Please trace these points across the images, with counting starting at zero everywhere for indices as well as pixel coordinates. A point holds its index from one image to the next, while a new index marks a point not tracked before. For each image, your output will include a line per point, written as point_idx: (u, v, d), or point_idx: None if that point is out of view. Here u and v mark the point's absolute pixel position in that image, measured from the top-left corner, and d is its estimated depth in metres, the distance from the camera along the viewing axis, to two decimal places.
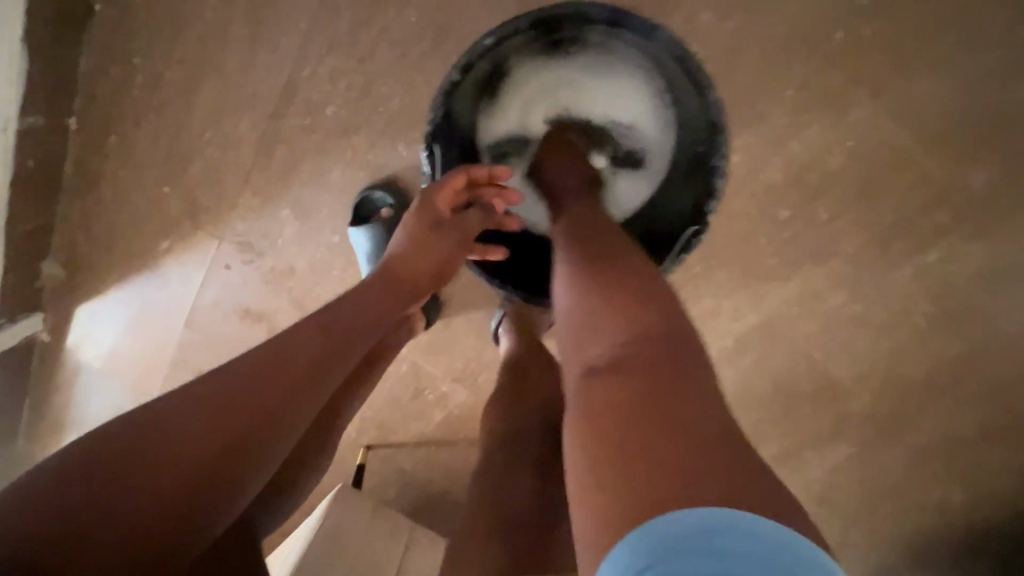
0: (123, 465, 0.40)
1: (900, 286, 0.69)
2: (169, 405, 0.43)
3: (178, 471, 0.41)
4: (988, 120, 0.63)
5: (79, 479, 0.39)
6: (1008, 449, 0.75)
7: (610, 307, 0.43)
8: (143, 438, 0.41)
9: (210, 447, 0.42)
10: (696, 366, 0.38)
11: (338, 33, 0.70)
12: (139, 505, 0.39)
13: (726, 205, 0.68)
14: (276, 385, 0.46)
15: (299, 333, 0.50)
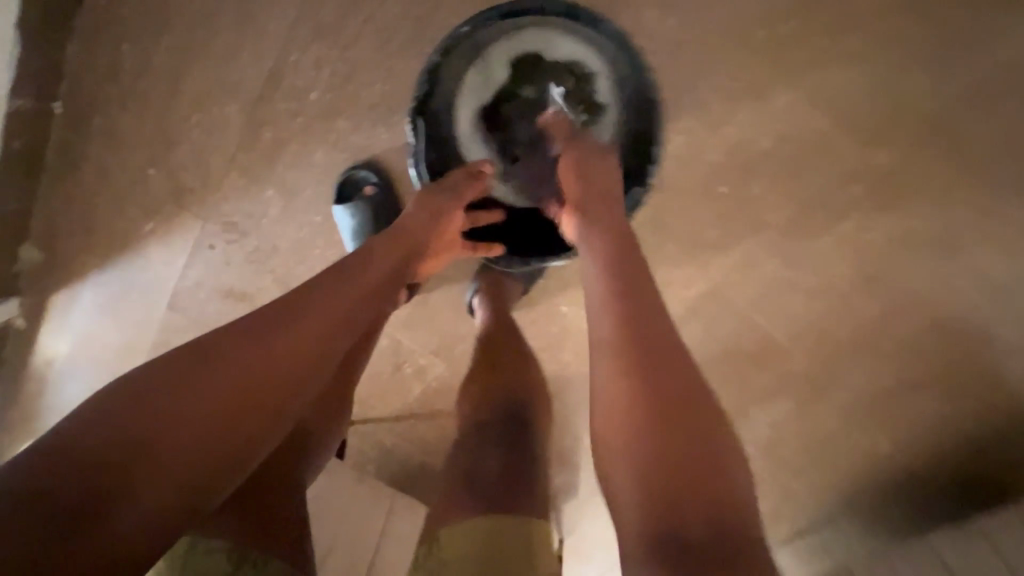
0: (142, 428, 0.39)
1: (826, 254, 0.79)
2: (182, 363, 0.43)
3: (196, 432, 0.41)
4: (890, 107, 0.73)
5: (96, 442, 0.38)
6: (920, 396, 0.87)
7: (652, 360, 0.46)
8: (169, 383, 0.41)
9: (228, 410, 0.43)
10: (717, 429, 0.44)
11: (321, 24, 0.75)
12: (162, 468, 0.39)
13: (674, 182, 0.77)
14: (292, 344, 0.46)
15: (312, 292, 0.50)
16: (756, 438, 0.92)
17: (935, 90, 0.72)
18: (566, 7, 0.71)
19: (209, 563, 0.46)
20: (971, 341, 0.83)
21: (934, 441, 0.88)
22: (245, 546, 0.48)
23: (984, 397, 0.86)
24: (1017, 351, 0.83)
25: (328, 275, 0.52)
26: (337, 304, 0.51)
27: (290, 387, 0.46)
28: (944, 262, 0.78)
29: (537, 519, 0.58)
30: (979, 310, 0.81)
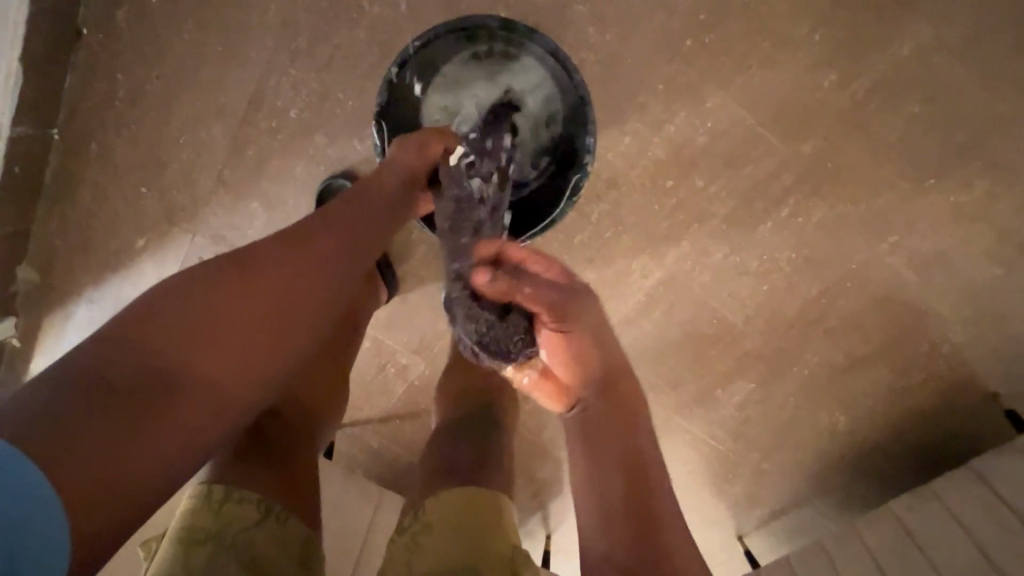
0: (166, 355, 0.42)
1: (767, 239, 0.87)
2: (194, 297, 0.45)
3: (218, 358, 0.44)
4: (814, 103, 0.81)
5: (125, 366, 0.41)
6: (868, 369, 0.93)
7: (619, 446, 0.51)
8: (184, 306, 0.45)
9: (245, 342, 0.46)
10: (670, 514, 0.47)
11: (297, 49, 0.82)
12: (189, 390, 0.43)
13: (625, 178, 0.85)
14: (296, 285, 0.50)
15: (312, 237, 0.54)
16: (721, 418, 0.98)
17: (853, 86, 0.80)
18: (503, 21, 0.78)
19: (239, 511, 0.50)
20: (909, 315, 0.90)
21: (881, 409, 0.95)
22: (271, 499, 0.52)
23: (926, 367, 0.92)
24: (952, 321, 0.89)
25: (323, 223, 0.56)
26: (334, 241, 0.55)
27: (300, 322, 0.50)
28: (874, 242, 0.86)
29: (504, 495, 0.58)
30: (912, 284, 0.88)
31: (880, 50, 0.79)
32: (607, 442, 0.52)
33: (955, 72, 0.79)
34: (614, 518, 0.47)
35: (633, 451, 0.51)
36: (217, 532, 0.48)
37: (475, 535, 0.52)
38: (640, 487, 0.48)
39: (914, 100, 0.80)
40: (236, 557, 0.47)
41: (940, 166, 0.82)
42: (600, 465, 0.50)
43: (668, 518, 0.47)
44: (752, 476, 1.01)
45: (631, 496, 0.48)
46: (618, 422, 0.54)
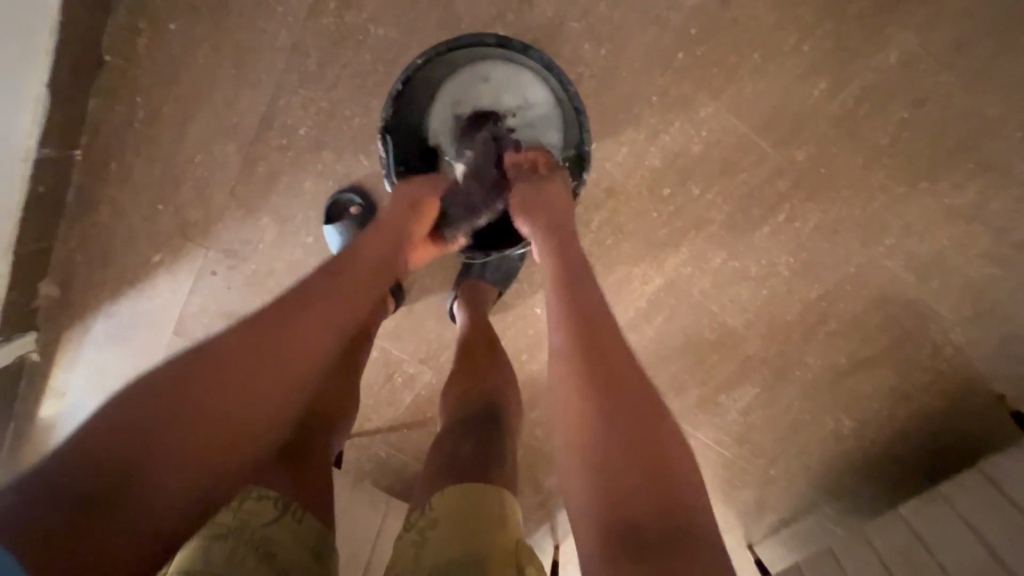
0: (148, 432, 0.45)
1: (766, 244, 0.88)
2: (181, 373, 0.48)
3: (193, 434, 0.47)
4: (806, 111, 0.83)
5: (111, 444, 0.44)
6: (870, 372, 0.94)
7: (605, 374, 0.49)
8: (163, 393, 0.47)
9: (220, 415, 0.48)
10: (665, 436, 0.47)
11: (307, 70, 0.86)
12: (165, 466, 0.46)
13: (623, 187, 0.88)
14: (275, 357, 0.52)
15: (297, 306, 0.55)
16: (726, 423, 0.99)
17: (843, 93, 0.83)
18: (500, 38, 0.80)
19: (258, 507, 0.51)
20: (909, 317, 0.90)
21: (885, 412, 0.95)
22: (287, 497, 0.54)
23: (929, 368, 0.93)
24: (953, 322, 0.90)
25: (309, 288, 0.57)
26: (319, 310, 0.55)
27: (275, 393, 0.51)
28: (871, 245, 0.87)
29: (506, 492, 0.59)
30: (911, 286, 0.89)
31: (869, 58, 0.81)
32: (595, 407, 0.48)
33: (944, 78, 0.81)
34: (606, 462, 0.46)
35: (625, 415, 0.47)
36: (236, 527, 0.49)
37: (481, 532, 0.53)
38: (632, 417, 0.47)
39: (903, 106, 0.82)
40: (257, 548, 0.48)
41: (932, 169, 0.84)
42: (590, 432, 0.47)
43: (666, 478, 0.45)
44: (759, 482, 1.01)
45: (622, 462, 0.46)
46: (597, 341, 0.51)
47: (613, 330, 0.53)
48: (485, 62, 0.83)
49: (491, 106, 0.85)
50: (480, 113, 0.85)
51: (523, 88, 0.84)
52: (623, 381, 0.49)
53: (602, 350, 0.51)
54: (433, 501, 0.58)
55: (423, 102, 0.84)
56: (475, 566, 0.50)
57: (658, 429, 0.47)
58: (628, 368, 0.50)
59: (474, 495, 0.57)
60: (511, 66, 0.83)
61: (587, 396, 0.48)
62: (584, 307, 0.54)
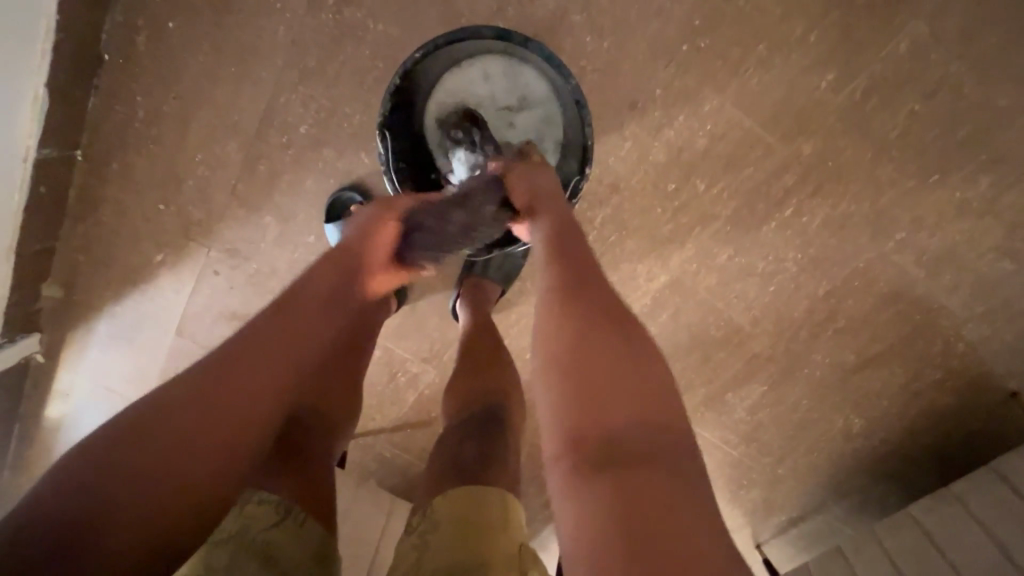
0: (104, 485, 0.41)
1: (773, 239, 0.87)
2: (139, 416, 0.44)
3: (153, 481, 0.42)
4: (814, 104, 0.82)
5: (70, 501, 0.40)
6: (880, 369, 0.92)
7: (594, 337, 0.47)
8: (137, 429, 0.43)
9: (181, 456, 0.43)
10: (657, 397, 0.45)
11: (307, 67, 0.85)
12: (139, 504, 0.41)
13: (626, 182, 0.86)
14: (241, 386, 0.47)
15: (264, 333, 0.50)
16: (733, 421, 0.98)
17: (851, 85, 0.81)
18: (499, 30, 0.79)
19: (259, 512, 0.51)
20: (920, 312, 0.89)
21: (895, 409, 0.94)
22: (289, 502, 0.53)
23: (941, 365, 0.91)
24: (965, 318, 0.88)
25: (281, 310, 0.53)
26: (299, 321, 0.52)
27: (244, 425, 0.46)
28: (880, 240, 0.86)
29: (510, 494, 0.58)
30: (923, 281, 0.87)
31: (878, 49, 0.80)
32: (576, 335, 0.48)
33: (954, 68, 0.79)
34: (595, 429, 0.42)
35: (607, 340, 0.47)
36: (235, 532, 0.49)
37: (484, 536, 0.52)
38: (624, 377, 0.45)
39: (913, 97, 0.80)
40: (256, 551, 0.47)
41: (943, 162, 0.82)
42: (569, 355, 0.47)
43: (649, 402, 0.44)
44: (767, 481, 1.00)
45: (605, 382, 0.44)
46: (585, 308, 0.50)
47: (601, 295, 0.52)
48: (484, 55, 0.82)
49: (490, 99, 0.84)
50: (478, 106, 0.84)
51: (522, 82, 0.83)
52: (612, 343, 0.47)
53: (591, 316, 0.49)
54: (435, 500, 0.57)
55: (423, 98, 0.83)
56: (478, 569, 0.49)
57: (643, 359, 0.47)
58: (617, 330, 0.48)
59: (478, 495, 0.56)
60: (511, 60, 0.83)
61: (568, 322, 0.49)
62: (572, 274, 0.54)
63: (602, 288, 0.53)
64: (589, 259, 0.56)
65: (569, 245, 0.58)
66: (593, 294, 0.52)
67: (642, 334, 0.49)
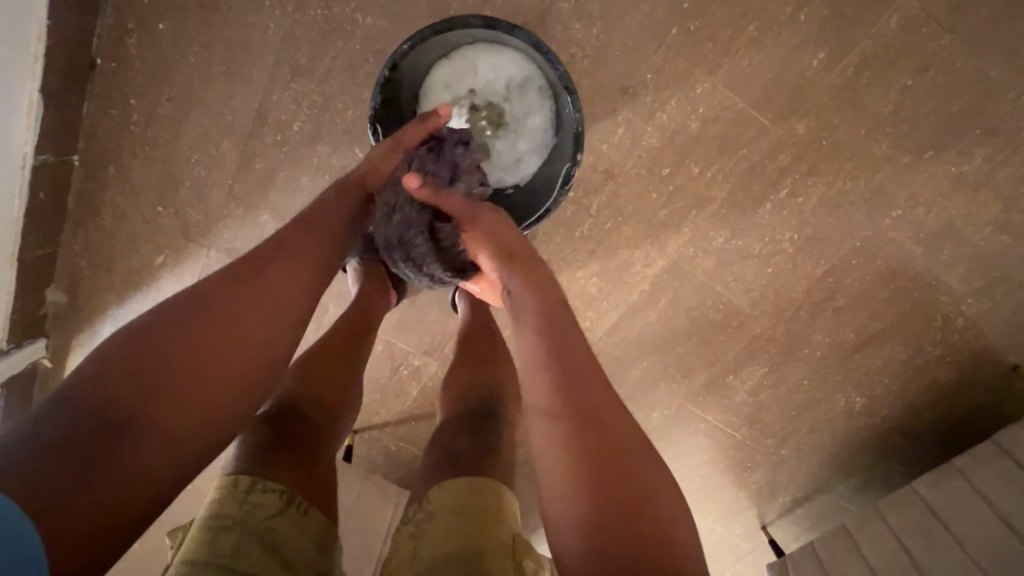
0: (118, 398, 0.44)
1: (769, 221, 0.87)
2: (148, 338, 0.47)
3: (173, 395, 0.45)
4: (806, 83, 0.82)
5: (88, 407, 0.43)
6: (880, 346, 0.92)
7: (593, 421, 0.49)
8: (149, 356, 0.46)
9: (190, 387, 0.46)
10: (657, 489, 0.47)
11: (298, 64, 0.85)
12: (153, 433, 0.44)
13: (621, 168, 0.87)
14: (247, 326, 0.50)
15: (267, 277, 0.54)
16: (735, 404, 0.98)
17: (844, 63, 0.80)
18: (485, 20, 0.78)
19: (263, 500, 0.52)
20: (918, 289, 0.89)
21: (896, 386, 0.94)
22: (292, 489, 0.54)
23: (941, 341, 0.91)
24: (964, 293, 0.88)
25: (281, 251, 0.56)
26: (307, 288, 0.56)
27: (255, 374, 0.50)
28: (877, 217, 0.86)
29: (505, 488, 0.58)
30: (921, 258, 0.87)
31: (871, 24, 0.79)
32: (570, 421, 0.49)
33: (947, 42, 0.78)
34: (598, 514, 0.45)
35: (602, 442, 0.48)
36: (241, 519, 0.50)
37: (476, 526, 0.53)
38: (623, 467, 0.47)
39: (907, 73, 0.80)
40: (259, 539, 0.49)
41: (938, 138, 0.82)
42: (564, 447, 0.48)
43: (650, 515, 0.45)
44: (770, 461, 1.02)
45: (605, 489, 0.46)
46: (576, 384, 0.50)
47: (597, 378, 0.52)
48: (476, 45, 0.82)
49: (483, 88, 0.83)
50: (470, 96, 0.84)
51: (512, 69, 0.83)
52: (612, 432, 0.48)
53: (589, 398, 0.50)
54: (435, 489, 0.58)
55: (414, 90, 0.84)
56: (469, 564, 0.50)
57: (647, 461, 0.48)
58: (614, 420, 0.49)
59: (471, 492, 0.56)
60: (499, 47, 0.82)
61: (560, 412, 0.49)
62: (560, 344, 0.53)
63: (591, 371, 0.52)
64: (575, 339, 0.54)
65: (558, 325, 0.55)
66: (582, 383, 0.51)
67: (643, 443, 0.49)
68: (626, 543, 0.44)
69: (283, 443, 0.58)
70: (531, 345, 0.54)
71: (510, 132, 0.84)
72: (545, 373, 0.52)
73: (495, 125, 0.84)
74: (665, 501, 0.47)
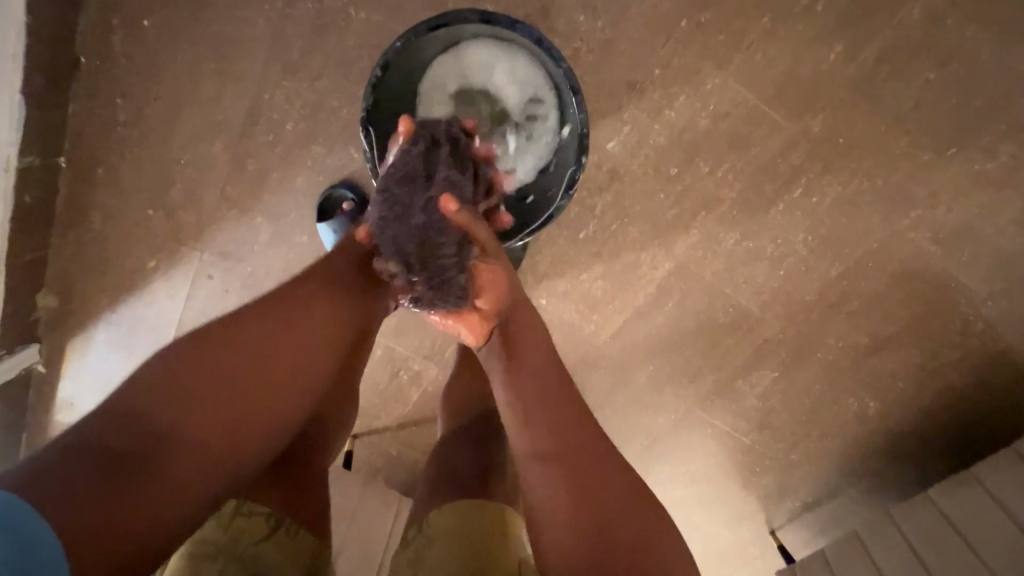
0: (152, 417, 0.44)
1: (781, 221, 0.84)
2: (171, 356, 0.47)
3: (195, 414, 0.46)
4: (821, 77, 0.78)
5: (117, 429, 0.43)
6: (896, 350, 0.89)
7: (591, 461, 0.51)
8: (170, 374, 0.46)
9: (221, 410, 0.47)
10: (649, 523, 0.49)
11: (290, 60, 0.82)
12: (178, 453, 0.45)
13: (627, 167, 0.83)
14: (279, 352, 0.51)
15: (285, 297, 0.54)
16: (744, 408, 0.96)
17: (860, 57, 0.77)
18: (482, 14, 0.75)
19: (250, 525, 0.50)
20: (937, 291, 0.85)
21: (911, 390, 0.91)
22: (281, 513, 0.52)
23: (959, 344, 0.88)
24: (984, 296, 0.85)
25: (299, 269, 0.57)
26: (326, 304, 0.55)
27: (273, 392, 0.50)
28: (894, 217, 0.82)
29: (508, 508, 0.56)
30: (939, 259, 0.83)
31: (889, 16, 0.75)
32: (560, 457, 0.51)
33: (968, 34, 0.75)
34: (595, 546, 0.47)
35: (599, 480, 0.50)
36: (227, 546, 0.48)
37: (478, 550, 0.51)
38: (618, 503, 0.49)
39: (927, 66, 0.76)
40: (242, 568, 0.47)
41: (959, 134, 0.78)
42: (555, 484, 0.50)
43: (644, 547, 0.47)
44: (781, 466, 0.99)
45: (597, 522, 0.48)
46: (573, 424, 0.53)
47: (592, 421, 0.54)
48: (474, 41, 0.79)
49: (482, 86, 0.80)
50: (469, 95, 0.80)
51: (514, 66, 0.80)
52: (607, 472, 0.51)
53: (585, 439, 0.52)
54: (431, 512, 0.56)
55: (410, 90, 0.80)
56: None
57: (639, 498, 0.51)
58: (609, 460, 0.52)
59: (471, 514, 0.54)
60: (497, 42, 0.79)
61: (553, 450, 0.51)
62: (558, 385, 0.55)
63: (586, 414, 0.54)
64: (570, 384, 0.56)
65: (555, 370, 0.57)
66: (579, 425, 0.53)
67: (634, 480, 0.52)
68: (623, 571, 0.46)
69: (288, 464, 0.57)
70: (530, 386, 0.55)
71: (511, 132, 0.81)
72: (545, 415, 0.53)
73: (495, 125, 0.80)
74: (657, 534, 0.49)
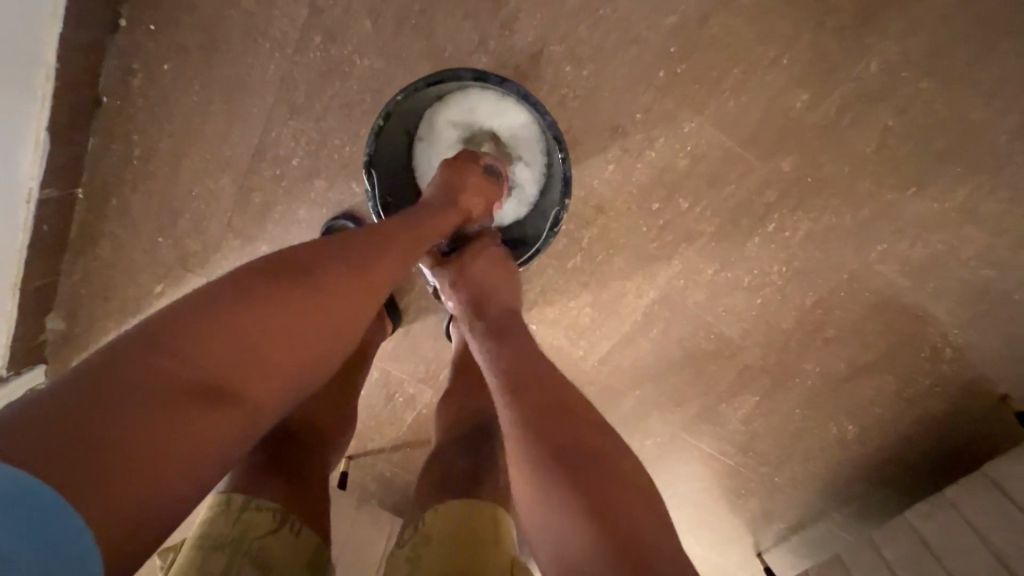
0: (156, 391, 0.40)
1: (757, 254, 0.89)
2: (210, 302, 0.45)
3: (223, 371, 0.44)
4: (790, 122, 0.84)
5: (141, 369, 0.41)
6: (871, 377, 0.93)
7: (561, 413, 0.53)
8: (208, 321, 0.44)
9: (252, 366, 0.45)
10: (621, 466, 0.50)
11: (297, 102, 0.87)
12: (201, 408, 0.42)
13: (612, 203, 0.88)
14: (318, 317, 0.49)
15: (328, 264, 0.52)
16: (728, 433, 0.99)
17: (826, 104, 0.82)
18: (474, 73, 0.79)
19: (257, 519, 0.52)
20: (907, 321, 0.90)
21: (886, 415, 0.95)
22: (286, 509, 0.55)
23: (931, 371, 0.92)
24: (952, 325, 0.89)
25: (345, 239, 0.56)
26: (362, 280, 0.54)
27: (304, 367, 0.49)
28: (863, 252, 0.87)
29: (501, 507, 0.60)
30: (908, 290, 0.88)
31: (852, 69, 0.81)
32: (562, 461, 0.49)
33: (926, 85, 0.80)
34: (577, 488, 0.47)
35: (576, 434, 0.51)
36: (234, 537, 0.51)
37: (476, 546, 0.54)
38: (591, 450, 0.50)
39: (888, 113, 0.82)
40: (251, 560, 0.49)
41: (921, 175, 0.84)
42: (557, 478, 0.48)
43: (619, 487, 0.48)
44: (765, 490, 1.02)
45: (604, 517, 0.46)
46: (547, 392, 0.55)
47: (565, 390, 0.56)
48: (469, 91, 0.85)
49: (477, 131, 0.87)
50: (465, 138, 0.88)
51: (501, 119, 0.86)
52: (575, 420, 0.53)
53: (553, 401, 0.54)
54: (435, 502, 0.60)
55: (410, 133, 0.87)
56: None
57: (611, 445, 0.52)
58: (579, 415, 0.53)
59: (467, 512, 0.57)
60: (490, 93, 0.84)
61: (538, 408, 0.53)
62: (526, 360, 0.60)
63: (559, 382, 0.57)
64: (549, 368, 0.59)
65: (530, 360, 0.60)
66: (557, 394, 0.55)
67: (607, 433, 0.53)
68: (603, 503, 0.47)
69: (285, 466, 0.59)
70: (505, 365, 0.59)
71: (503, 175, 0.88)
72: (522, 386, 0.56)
73: None
74: (632, 475, 0.50)
